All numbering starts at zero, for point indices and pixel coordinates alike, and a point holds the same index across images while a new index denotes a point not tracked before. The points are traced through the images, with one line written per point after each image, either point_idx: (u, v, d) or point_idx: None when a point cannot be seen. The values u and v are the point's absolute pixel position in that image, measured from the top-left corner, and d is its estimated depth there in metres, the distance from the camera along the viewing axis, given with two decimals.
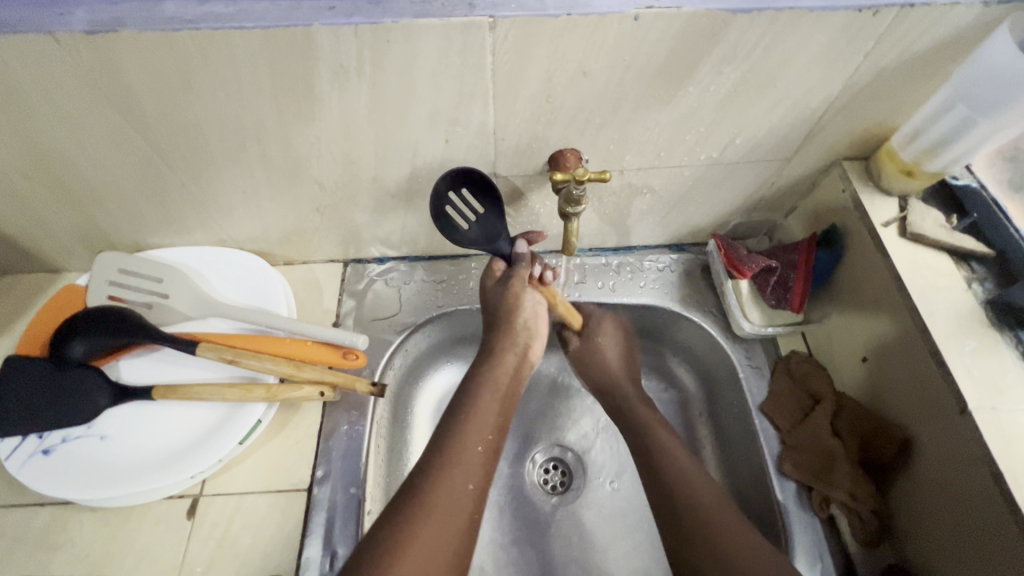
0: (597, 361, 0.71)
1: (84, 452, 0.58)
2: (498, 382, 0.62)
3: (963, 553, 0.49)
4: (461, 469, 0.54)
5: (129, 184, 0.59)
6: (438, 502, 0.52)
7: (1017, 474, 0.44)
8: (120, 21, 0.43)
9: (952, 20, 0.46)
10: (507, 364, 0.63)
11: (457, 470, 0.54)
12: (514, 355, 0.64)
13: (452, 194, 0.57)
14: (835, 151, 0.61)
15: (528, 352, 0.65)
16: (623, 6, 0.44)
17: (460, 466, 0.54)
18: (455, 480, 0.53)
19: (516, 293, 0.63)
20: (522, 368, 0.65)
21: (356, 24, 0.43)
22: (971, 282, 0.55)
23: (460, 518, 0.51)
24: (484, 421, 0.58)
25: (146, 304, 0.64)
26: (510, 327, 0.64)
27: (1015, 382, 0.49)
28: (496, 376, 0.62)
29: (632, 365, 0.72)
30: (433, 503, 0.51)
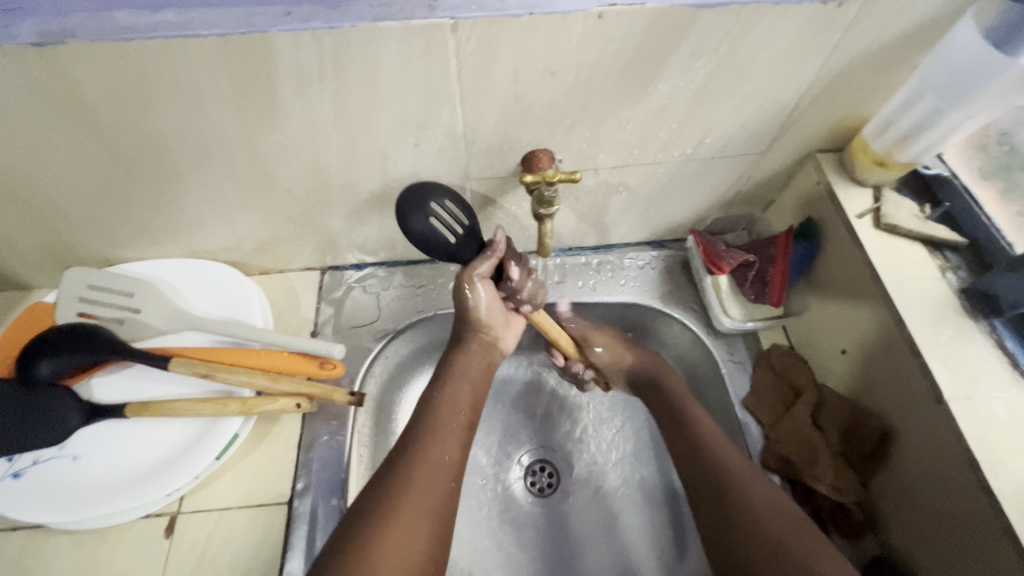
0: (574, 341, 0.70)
1: (57, 474, 0.57)
2: (467, 371, 0.61)
3: (943, 540, 0.49)
4: (434, 450, 0.53)
5: (92, 197, 0.57)
6: (415, 481, 0.50)
7: (994, 462, 0.45)
8: (69, 32, 0.41)
9: (917, 10, 0.46)
10: (475, 354, 0.63)
11: (433, 450, 0.53)
12: (481, 345, 0.64)
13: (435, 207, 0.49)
14: (808, 144, 0.61)
15: (495, 343, 0.65)
16: (586, 5, 0.43)
17: (436, 438, 0.54)
18: (432, 457, 0.53)
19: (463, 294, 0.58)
20: (491, 359, 0.65)
21: (314, 29, 0.42)
22: (945, 271, 0.55)
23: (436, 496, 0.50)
24: (453, 405, 0.58)
25: (118, 320, 0.62)
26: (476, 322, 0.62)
27: (989, 370, 0.49)
28: (463, 365, 0.62)
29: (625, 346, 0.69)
30: (411, 483, 0.50)
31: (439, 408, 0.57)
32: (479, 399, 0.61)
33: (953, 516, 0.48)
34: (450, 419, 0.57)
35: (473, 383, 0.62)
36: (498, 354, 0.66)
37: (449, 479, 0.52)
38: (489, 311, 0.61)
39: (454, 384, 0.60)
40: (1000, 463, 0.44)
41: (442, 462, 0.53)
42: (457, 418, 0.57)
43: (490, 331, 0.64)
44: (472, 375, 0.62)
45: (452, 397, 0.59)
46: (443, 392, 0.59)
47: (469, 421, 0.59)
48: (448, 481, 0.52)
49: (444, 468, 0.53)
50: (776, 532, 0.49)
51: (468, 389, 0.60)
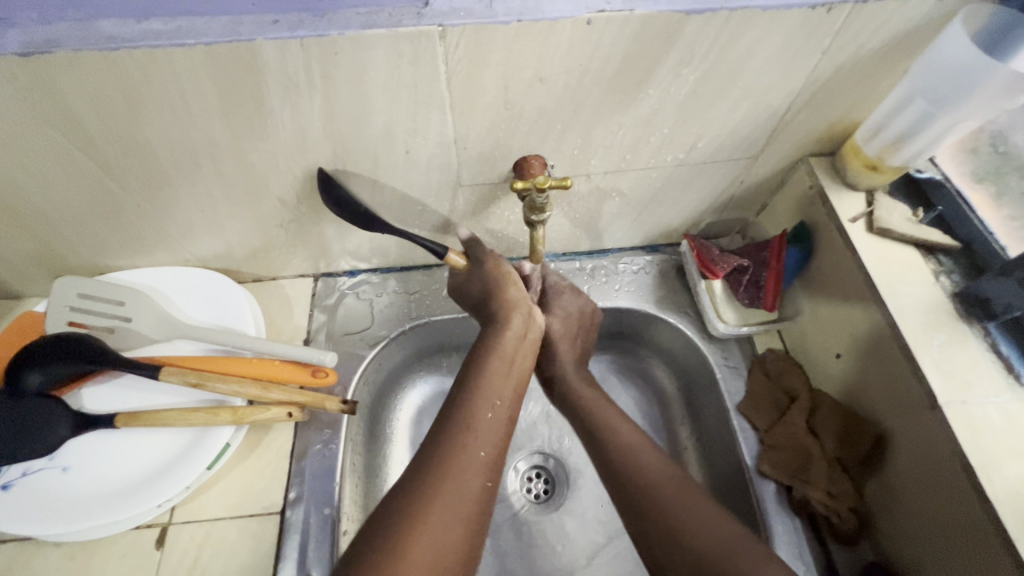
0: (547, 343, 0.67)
1: (46, 485, 0.56)
2: (504, 354, 0.58)
3: (938, 547, 0.49)
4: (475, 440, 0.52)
5: (81, 206, 0.57)
6: (449, 479, 0.49)
7: (988, 468, 0.44)
8: (53, 41, 0.41)
9: (907, 15, 0.46)
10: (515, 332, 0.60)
11: (473, 444, 0.52)
12: (518, 324, 0.61)
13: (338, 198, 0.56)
14: (800, 148, 0.61)
15: (532, 317, 0.62)
16: (574, 11, 0.43)
17: (472, 433, 0.52)
18: (469, 452, 0.51)
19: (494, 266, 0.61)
20: (531, 332, 0.62)
21: (300, 37, 0.42)
22: (939, 276, 0.55)
23: (471, 489, 0.49)
24: (490, 390, 0.56)
25: (109, 328, 0.62)
26: (507, 295, 0.61)
27: (983, 375, 0.49)
28: (502, 345, 0.59)
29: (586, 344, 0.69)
30: (448, 476, 0.49)
31: (475, 395, 0.54)
32: (517, 388, 0.58)
33: (948, 523, 0.47)
34: (487, 408, 0.54)
35: (511, 367, 0.58)
36: (537, 330, 0.63)
37: (484, 470, 0.51)
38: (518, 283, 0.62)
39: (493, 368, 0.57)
40: (995, 469, 0.44)
41: (479, 456, 0.51)
42: (495, 407, 0.55)
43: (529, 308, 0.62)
44: (511, 359, 0.59)
45: (491, 382, 0.56)
46: (480, 377, 0.56)
47: (506, 406, 0.56)
48: (486, 473, 0.51)
49: (483, 461, 0.51)
50: (686, 527, 0.50)
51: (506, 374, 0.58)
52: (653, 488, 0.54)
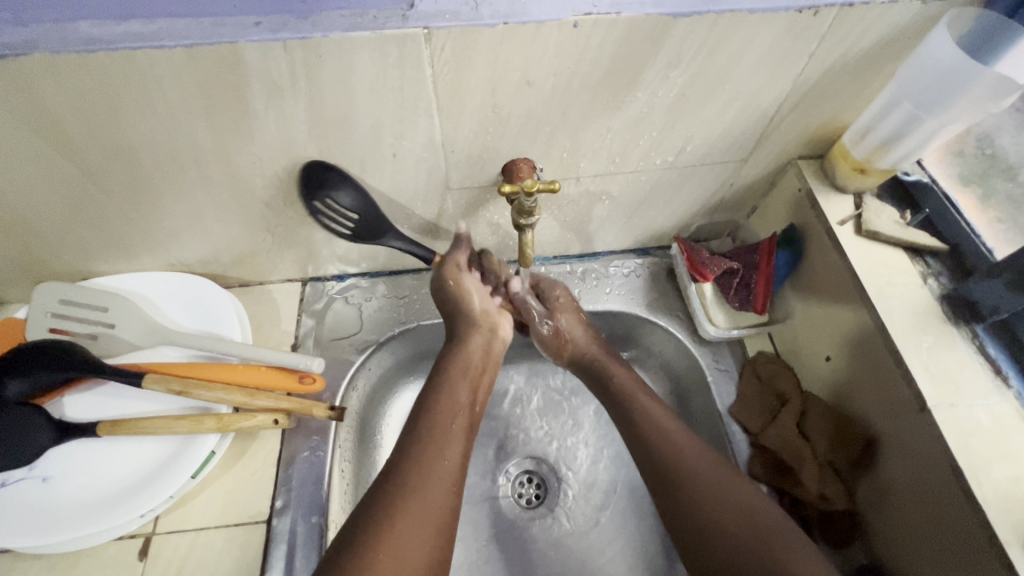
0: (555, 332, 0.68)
1: (25, 496, 0.55)
2: (467, 369, 0.61)
3: (930, 549, 0.49)
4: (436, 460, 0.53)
5: (63, 211, 0.56)
6: (415, 495, 0.50)
7: (977, 470, 0.44)
8: (31, 43, 0.40)
9: (892, 18, 0.46)
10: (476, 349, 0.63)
11: (433, 460, 0.53)
12: (478, 341, 0.64)
13: (319, 203, 0.55)
14: (789, 151, 0.61)
15: (495, 333, 0.65)
16: (561, 14, 0.43)
17: (437, 443, 0.54)
18: (434, 461, 0.53)
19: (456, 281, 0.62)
20: (493, 348, 0.65)
21: (283, 40, 0.41)
22: (927, 278, 0.55)
23: (435, 507, 0.51)
24: (450, 408, 0.57)
25: (91, 335, 0.61)
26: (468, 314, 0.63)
27: (971, 377, 0.49)
28: (463, 363, 0.61)
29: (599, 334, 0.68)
30: (409, 499, 0.50)
31: (434, 415, 0.56)
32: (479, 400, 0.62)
33: (940, 527, 0.47)
34: (444, 426, 0.56)
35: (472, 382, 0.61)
36: (500, 343, 0.66)
37: (450, 483, 0.53)
38: (482, 299, 0.65)
39: (455, 386, 0.59)
40: (983, 471, 0.44)
41: (443, 471, 0.53)
42: (455, 422, 0.57)
43: (490, 324, 0.65)
44: (471, 375, 0.61)
45: (451, 401, 0.58)
46: (441, 398, 0.58)
47: (468, 420, 0.59)
48: (449, 488, 0.52)
49: (445, 477, 0.53)
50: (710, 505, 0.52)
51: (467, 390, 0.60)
52: (712, 490, 0.53)
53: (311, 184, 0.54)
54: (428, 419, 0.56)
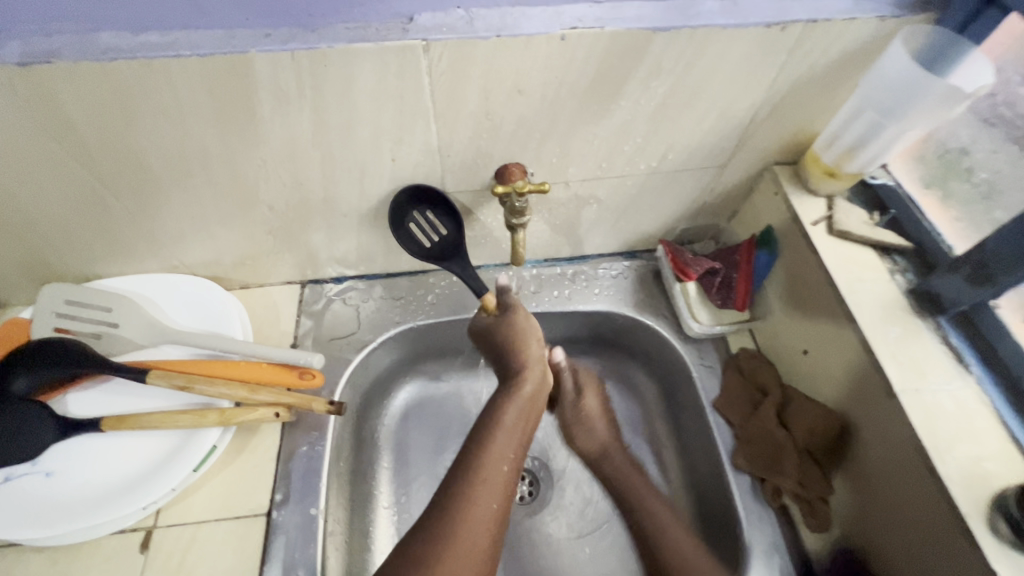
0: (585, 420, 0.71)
1: (28, 491, 0.56)
2: (502, 423, 0.57)
3: (900, 529, 0.51)
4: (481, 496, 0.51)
5: (72, 214, 0.58)
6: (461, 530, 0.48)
7: (942, 450, 0.47)
8: (55, 53, 0.43)
9: (853, 34, 0.50)
10: (525, 390, 0.60)
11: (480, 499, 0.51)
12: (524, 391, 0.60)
13: (418, 215, 0.63)
14: (765, 157, 0.65)
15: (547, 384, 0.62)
16: (549, 28, 0.47)
17: (483, 484, 0.51)
18: (481, 498, 0.50)
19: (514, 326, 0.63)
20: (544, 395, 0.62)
21: (292, 50, 0.45)
22: (894, 274, 0.58)
23: (477, 551, 0.48)
24: (495, 453, 0.54)
25: (94, 335, 0.62)
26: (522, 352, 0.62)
27: (936, 364, 0.52)
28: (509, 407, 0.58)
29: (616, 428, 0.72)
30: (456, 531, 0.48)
31: (480, 457, 0.53)
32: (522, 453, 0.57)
33: (909, 506, 0.50)
34: (495, 469, 0.53)
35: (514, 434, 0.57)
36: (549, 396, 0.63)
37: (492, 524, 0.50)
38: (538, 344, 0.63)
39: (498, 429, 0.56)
40: (947, 451, 0.47)
41: (491, 497, 0.51)
42: (503, 466, 0.54)
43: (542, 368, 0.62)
44: (518, 423, 0.58)
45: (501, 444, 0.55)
46: (486, 442, 0.55)
47: (515, 467, 0.55)
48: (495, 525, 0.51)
49: (494, 513, 0.51)
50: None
51: (505, 440, 0.55)
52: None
53: (408, 201, 0.62)
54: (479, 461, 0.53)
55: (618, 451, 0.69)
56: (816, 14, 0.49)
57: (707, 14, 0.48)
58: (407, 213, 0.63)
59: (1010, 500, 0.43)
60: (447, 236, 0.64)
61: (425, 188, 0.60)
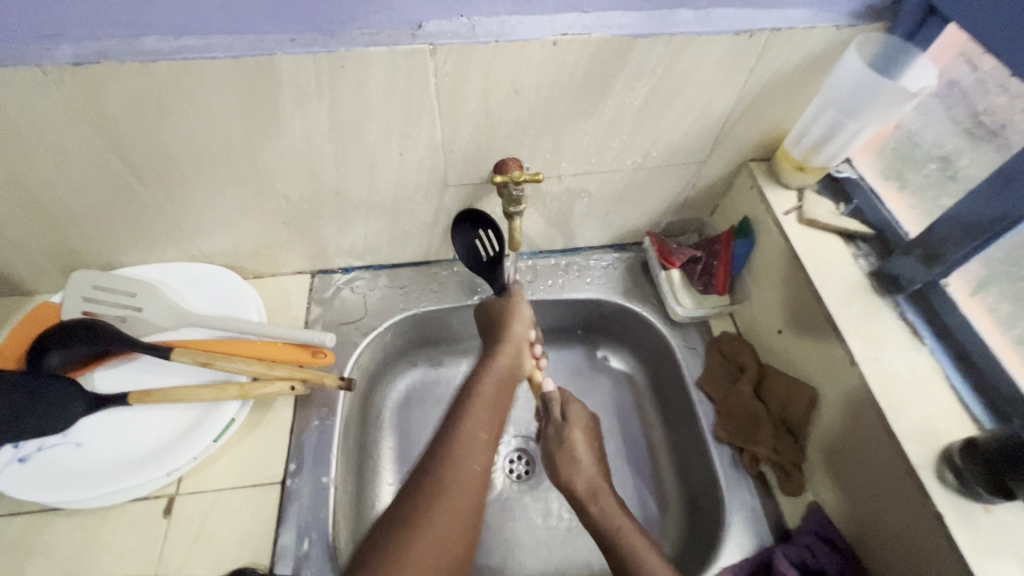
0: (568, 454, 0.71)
1: (61, 459, 0.60)
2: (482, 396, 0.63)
3: (862, 486, 0.56)
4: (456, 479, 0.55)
5: (104, 204, 0.63)
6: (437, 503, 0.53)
7: (896, 411, 0.53)
8: (103, 54, 0.48)
9: (813, 41, 0.56)
10: (497, 369, 0.66)
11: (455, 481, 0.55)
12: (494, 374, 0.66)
13: (481, 233, 0.72)
14: (741, 154, 0.71)
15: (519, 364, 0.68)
16: (542, 34, 0.52)
17: (459, 455, 0.56)
18: (457, 472, 0.55)
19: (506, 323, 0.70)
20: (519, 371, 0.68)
21: (314, 53, 0.50)
22: (857, 258, 0.64)
23: (460, 515, 0.53)
24: (468, 435, 0.58)
25: (119, 318, 0.67)
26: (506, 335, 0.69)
27: (893, 337, 0.58)
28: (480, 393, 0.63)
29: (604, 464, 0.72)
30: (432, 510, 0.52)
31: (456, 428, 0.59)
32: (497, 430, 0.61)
33: (870, 464, 0.55)
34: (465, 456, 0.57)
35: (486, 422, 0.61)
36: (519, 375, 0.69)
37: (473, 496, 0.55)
38: (523, 327, 0.70)
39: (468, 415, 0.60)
40: (901, 411, 0.52)
41: (468, 478, 0.55)
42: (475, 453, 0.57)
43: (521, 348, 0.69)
44: (487, 410, 0.61)
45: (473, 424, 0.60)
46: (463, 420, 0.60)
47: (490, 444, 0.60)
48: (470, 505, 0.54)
49: (468, 494, 0.55)
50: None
51: (476, 425, 0.59)
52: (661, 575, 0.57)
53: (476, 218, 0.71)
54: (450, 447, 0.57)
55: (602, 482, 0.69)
56: (780, 23, 0.55)
57: (683, 22, 0.54)
58: (475, 230, 0.72)
59: (954, 451, 0.49)
60: (496, 257, 0.74)
61: (478, 211, 0.70)
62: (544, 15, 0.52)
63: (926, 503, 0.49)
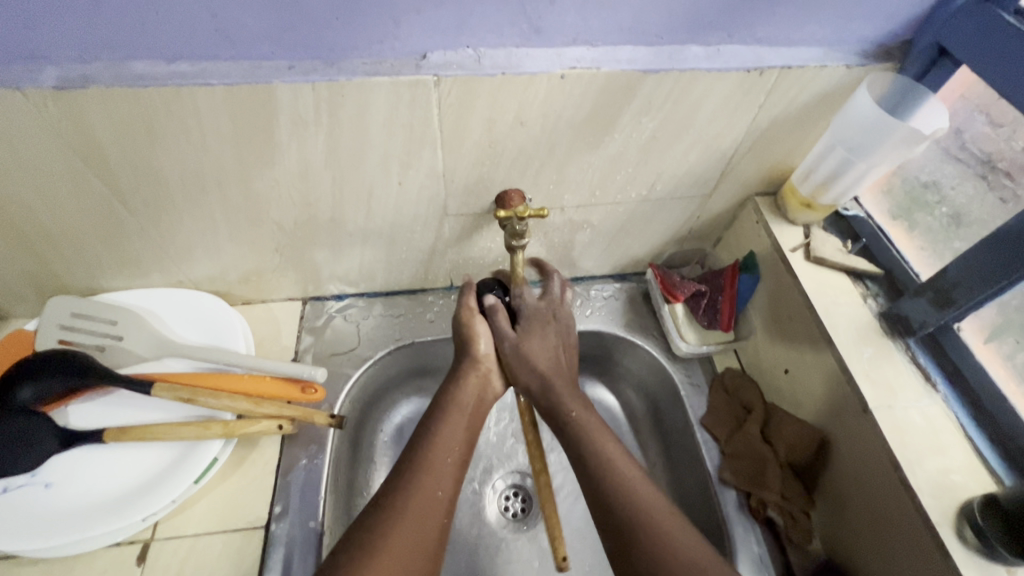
0: (521, 356, 0.63)
1: (27, 502, 0.57)
2: (463, 404, 0.61)
3: (876, 539, 0.54)
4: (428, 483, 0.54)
5: (88, 229, 0.60)
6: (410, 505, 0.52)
7: (913, 463, 0.51)
8: (88, 78, 0.46)
9: (824, 79, 0.56)
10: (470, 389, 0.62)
11: (427, 483, 0.54)
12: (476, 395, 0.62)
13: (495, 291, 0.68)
14: (747, 188, 0.70)
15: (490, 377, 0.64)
16: (550, 67, 0.51)
17: (438, 443, 0.57)
18: (428, 483, 0.54)
19: (469, 323, 0.65)
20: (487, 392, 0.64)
21: (313, 81, 0.48)
22: (866, 298, 0.63)
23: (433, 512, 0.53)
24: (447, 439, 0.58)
25: (98, 347, 0.63)
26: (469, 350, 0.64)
27: (906, 383, 0.56)
28: (460, 399, 0.61)
29: (563, 367, 0.64)
30: (391, 541, 0.49)
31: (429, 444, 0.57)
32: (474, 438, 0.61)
33: (885, 516, 0.53)
34: (442, 456, 0.56)
35: (465, 420, 0.60)
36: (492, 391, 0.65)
37: (437, 489, 0.54)
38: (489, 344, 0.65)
39: (445, 420, 0.59)
40: (917, 463, 0.51)
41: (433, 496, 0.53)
42: (450, 458, 0.56)
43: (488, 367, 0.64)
44: (466, 412, 0.61)
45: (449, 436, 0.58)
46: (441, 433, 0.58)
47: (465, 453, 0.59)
48: (443, 508, 0.53)
49: (434, 508, 0.53)
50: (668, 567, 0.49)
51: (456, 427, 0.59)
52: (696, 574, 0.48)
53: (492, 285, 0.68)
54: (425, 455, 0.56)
55: (563, 388, 0.62)
56: (791, 60, 0.54)
57: (694, 57, 0.53)
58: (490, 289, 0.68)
59: (974, 508, 0.47)
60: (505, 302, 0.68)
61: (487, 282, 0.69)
62: (552, 48, 0.51)
63: (946, 563, 0.46)
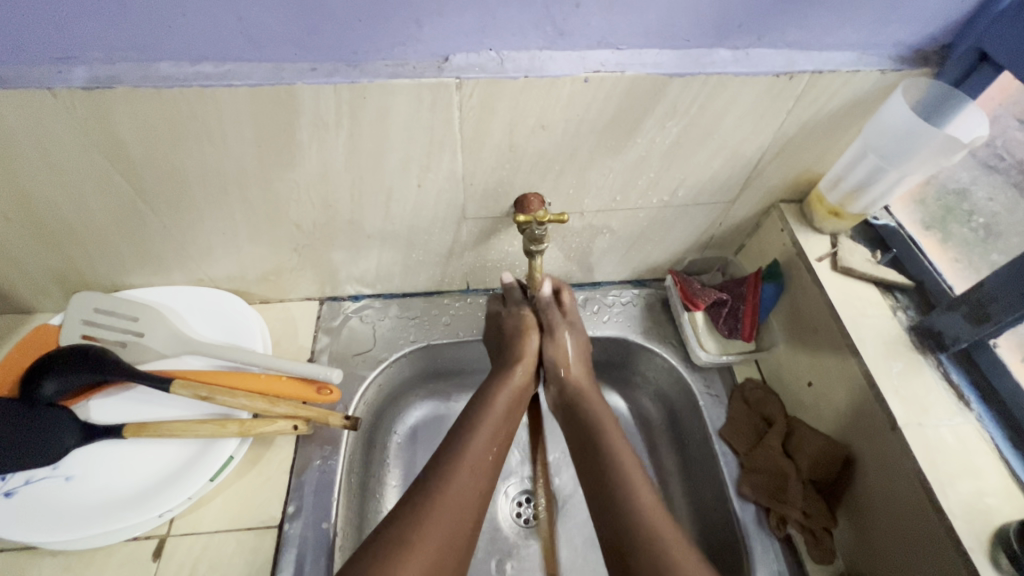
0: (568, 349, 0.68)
1: (48, 494, 0.57)
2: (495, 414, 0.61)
3: (903, 560, 0.52)
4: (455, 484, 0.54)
5: (110, 226, 0.61)
6: (436, 504, 0.52)
7: (945, 485, 0.49)
8: (116, 79, 0.46)
9: (857, 84, 0.54)
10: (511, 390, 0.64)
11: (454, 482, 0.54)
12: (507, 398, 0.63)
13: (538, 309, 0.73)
14: (773, 194, 0.68)
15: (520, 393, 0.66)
16: (574, 70, 0.50)
17: (473, 448, 0.57)
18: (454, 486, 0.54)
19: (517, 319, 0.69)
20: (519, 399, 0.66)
21: (335, 83, 0.48)
22: (896, 310, 0.61)
23: (454, 514, 0.52)
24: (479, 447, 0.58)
25: (120, 343, 0.64)
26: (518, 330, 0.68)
27: (937, 400, 0.54)
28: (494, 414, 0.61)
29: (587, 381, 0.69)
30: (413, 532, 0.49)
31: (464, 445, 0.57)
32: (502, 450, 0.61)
33: (914, 538, 0.51)
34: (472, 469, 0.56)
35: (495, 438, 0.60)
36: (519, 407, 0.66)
37: (462, 486, 0.54)
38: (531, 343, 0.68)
39: (480, 428, 0.59)
40: (949, 485, 0.49)
41: (458, 498, 0.53)
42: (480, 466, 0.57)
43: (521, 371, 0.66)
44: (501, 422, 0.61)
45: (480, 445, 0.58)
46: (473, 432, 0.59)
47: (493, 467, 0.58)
48: (462, 543, 0.51)
49: (461, 514, 0.52)
50: None
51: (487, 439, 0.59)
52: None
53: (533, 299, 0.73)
54: (460, 459, 0.56)
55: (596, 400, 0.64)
56: (823, 65, 0.52)
57: (721, 61, 0.51)
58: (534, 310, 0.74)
59: (1009, 534, 0.45)
60: None
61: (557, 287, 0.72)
62: (576, 51, 0.50)
63: None
